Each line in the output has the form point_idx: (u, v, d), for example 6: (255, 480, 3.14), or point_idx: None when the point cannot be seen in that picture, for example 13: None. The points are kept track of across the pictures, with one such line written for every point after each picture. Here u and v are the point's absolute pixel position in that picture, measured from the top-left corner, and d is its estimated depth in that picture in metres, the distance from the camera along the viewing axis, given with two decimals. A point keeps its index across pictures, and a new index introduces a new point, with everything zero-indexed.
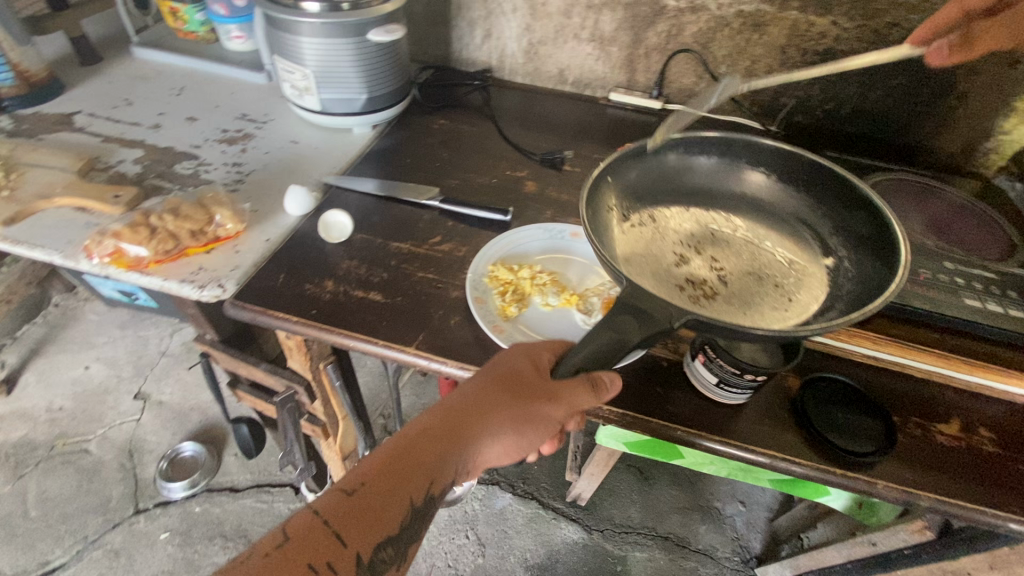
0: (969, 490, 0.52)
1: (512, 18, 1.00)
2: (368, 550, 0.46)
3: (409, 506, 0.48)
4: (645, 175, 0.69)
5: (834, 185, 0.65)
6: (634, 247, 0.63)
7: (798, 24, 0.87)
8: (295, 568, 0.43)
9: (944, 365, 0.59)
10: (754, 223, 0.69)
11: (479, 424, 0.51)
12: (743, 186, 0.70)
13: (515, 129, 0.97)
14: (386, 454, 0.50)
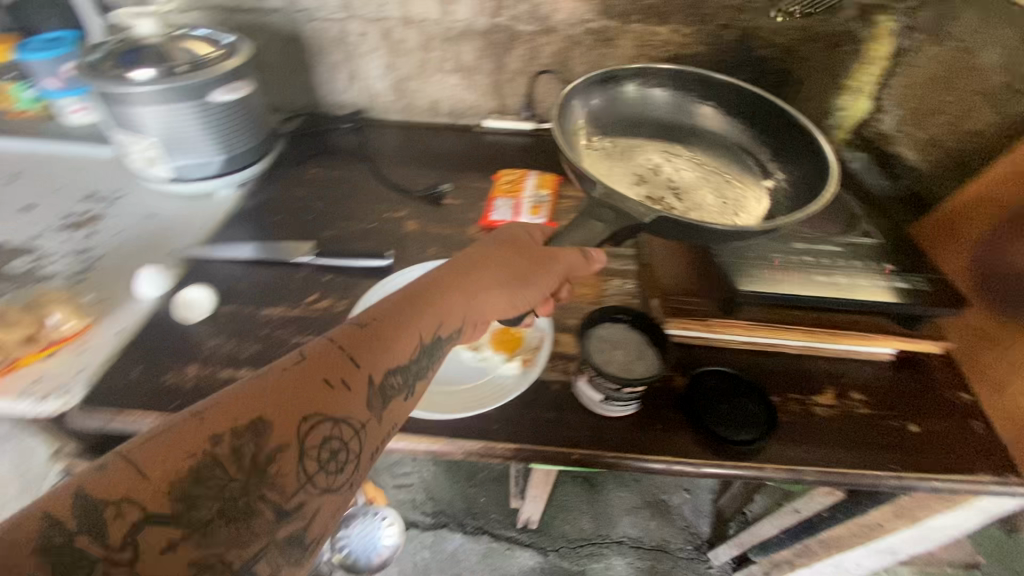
0: (849, 456, 0.55)
1: (373, 59, 0.99)
2: (380, 374, 0.45)
3: (421, 341, 0.49)
4: (610, 104, 0.85)
5: (764, 112, 0.82)
6: (601, 166, 0.80)
7: (643, 35, 0.93)
8: (309, 380, 0.41)
9: (811, 338, 0.62)
10: (702, 149, 0.85)
11: (483, 272, 0.55)
12: (694, 117, 0.86)
13: (393, 168, 0.95)
14: (401, 296, 0.50)
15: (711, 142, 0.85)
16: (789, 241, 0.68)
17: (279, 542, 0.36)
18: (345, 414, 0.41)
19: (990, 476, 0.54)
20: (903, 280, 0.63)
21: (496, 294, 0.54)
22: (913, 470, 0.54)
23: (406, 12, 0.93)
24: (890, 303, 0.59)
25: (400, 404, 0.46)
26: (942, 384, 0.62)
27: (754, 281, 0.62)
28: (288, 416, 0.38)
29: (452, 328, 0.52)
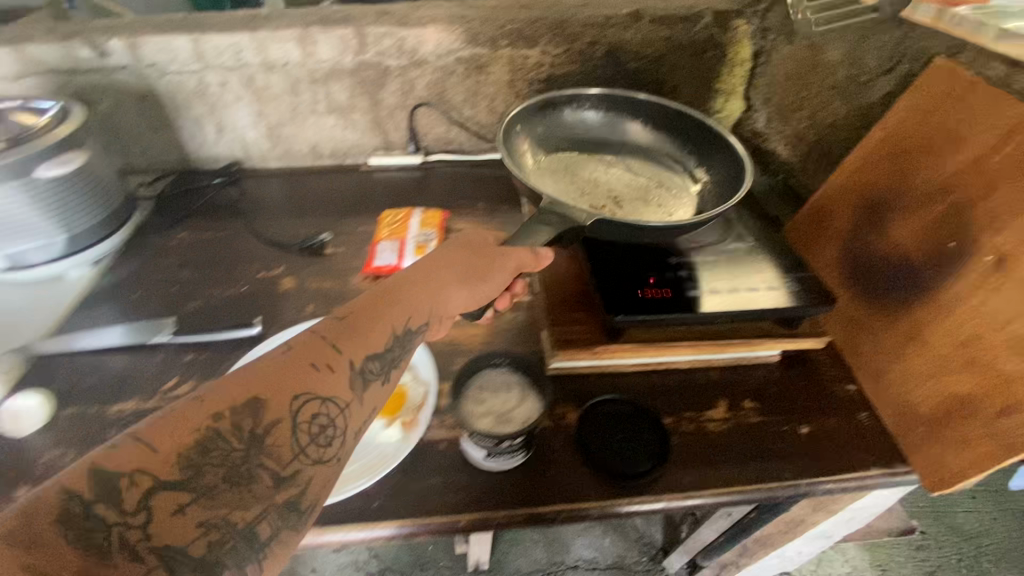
0: (744, 471, 0.54)
1: (239, 108, 0.94)
2: (359, 360, 0.48)
3: (391, 335, 0.51)
4: (546, 124, 0.83)
5: (695, 130, 0.81)
6: (543, 184, 0.77)
7: (515, 59, 0.92)
8: (298, 366, 0.44)
9: (698, 351, 0.62)
10: (639, 161, 0.83)
11: (443, 270, 0.57)
12: (626, 133, 0.85)
13: (272, 220, 0.90)
14: (374, 292, 0.53)
15: (647, 154, 0.84)
16: (666, 254, 0.66)
17: (277, 505, 0.39)
18: (330, 392, 0.44)
19: (879, 469, 0.54)
20: (774, 285, 0.62)
21: (458, 288, 0.56)
22: (807, 476, 0.54)
23: (265, 57, 0.88)
24: (767, 309, 0.60)
25: (378, 389, 0.48)
26: (828, 378, 0.63)
27: (628, 306, 0.58)
28: (281, 394, 0.42)
29: (421, 322, 0.53)
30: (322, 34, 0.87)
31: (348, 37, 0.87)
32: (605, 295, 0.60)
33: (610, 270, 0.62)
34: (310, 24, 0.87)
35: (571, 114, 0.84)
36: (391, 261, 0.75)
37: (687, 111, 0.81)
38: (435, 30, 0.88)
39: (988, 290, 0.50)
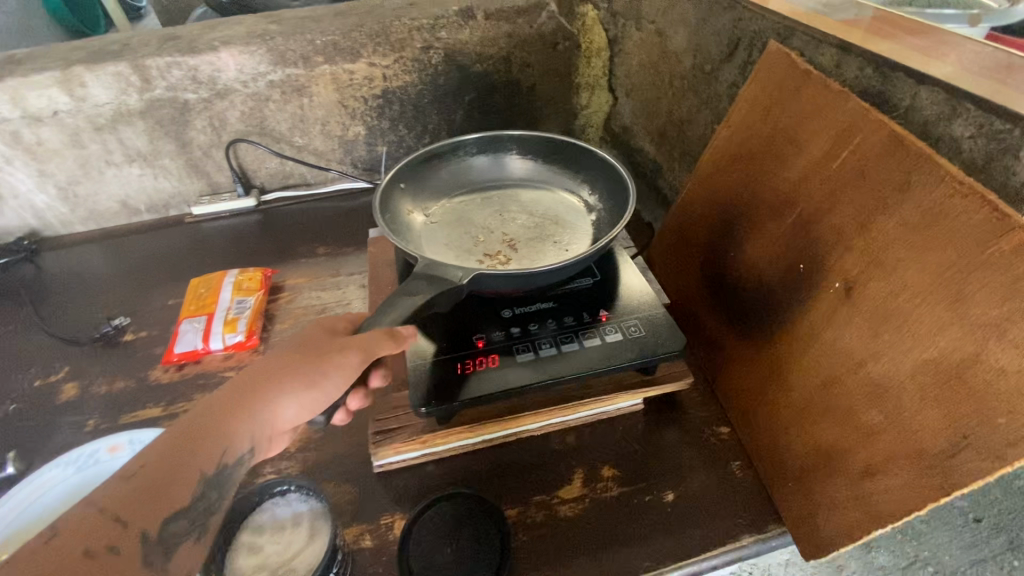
0: (601, 567, 0.45)
1: (13, 170, 0.77)
2: (158, 525, 0.34)
3: (200, 480, 0.37)
4: (430, 175, 0.66)
5: (585, 155, 0.67)
6: (431, 246, 0.61)
7: (338, 76, 0.80)
8: (62, 557, 0.30)
9: (545, 417, 0.53)
10: (538, 195, 0.68)
11: (275, 379, 0.41)
12: (518, 168, 0.70)
13: (67, 303, 0.74)
14: (183, 422, 0.39)
15: (552, 191, 0.68)
16: (500, 304, 0.55)
17: None
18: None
19: (750, 536, 0.47)
20: (617, 331, 0.53)
21: (295, 394, 0.41)
22: (671, 560, 0.46)
23: (24, 109, 0.72)
24: (614, 362, 0.50)
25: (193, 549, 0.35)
26: (698, 422, 0.55)
27: (441, 390, 0.48)
28: None
29: (242, 451, 0.39)
30: (91, 73, 0.71)
31: (125, 73, 0.73)
32: (415, 378, 0.49)
33: (427, 341, 0.52)
34: (72, 62, 0.71)
35: (458, 161, 0.69)
36: (192, 345, 0.63)
37: (582, 142, 0.66)
38: (232, 53, 0.74)
39: (837, 324, 0.43)
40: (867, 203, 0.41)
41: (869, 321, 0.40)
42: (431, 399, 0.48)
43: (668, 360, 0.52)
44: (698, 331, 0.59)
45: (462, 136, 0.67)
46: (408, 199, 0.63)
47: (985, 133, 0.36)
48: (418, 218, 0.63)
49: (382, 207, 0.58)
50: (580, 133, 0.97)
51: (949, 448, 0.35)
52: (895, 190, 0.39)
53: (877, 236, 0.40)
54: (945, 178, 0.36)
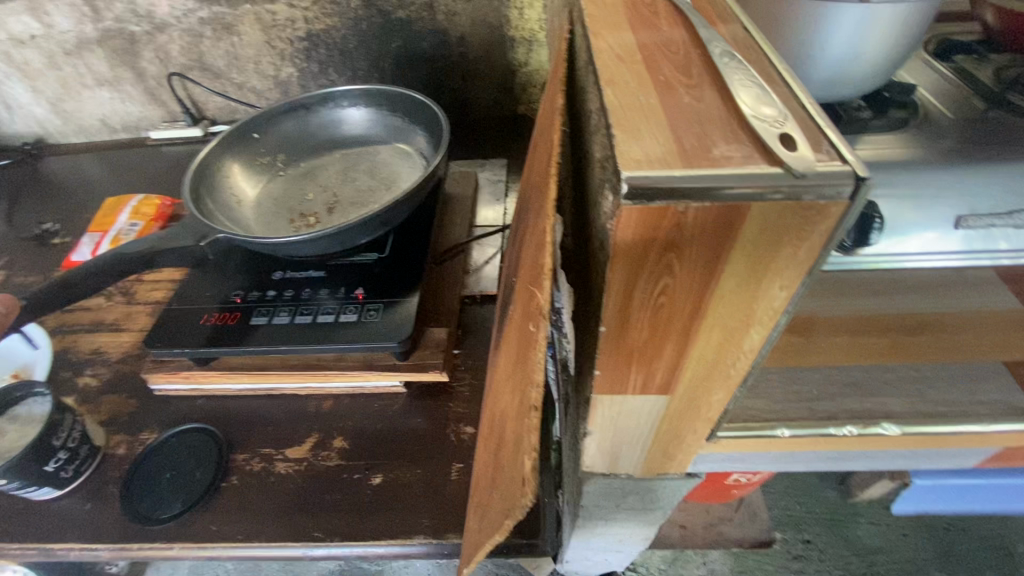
0: (276, 526, 0.48)
1: (13, 84, 0.91)
2: None
3: None
4: (296, 126, 0.68)
5: (435, 121, 0.63)
6: (262, 197, 0.63)
7: (262, 16, 0.81)
8: None
9: (297, 379, 0.55)
10: (393, 158, 0.67)
11: None
12: (386, 128, 0.68)
13: (36, 202, 0.89)
14: None
15: (406, 154, 0.66)
16: (279, 266, 0.58)
17: None
18: None
19: (423, 538, 0.47)
20: (356, 313, 0.53)
21: None
22: (337, 536, 0.47)
23: (9, 32, 0.84)
24: (333, 344, 0.51)
25: None
26: (449, 416, 0.54)
27: (179, 336, 0.53)
28: None
29: None
30: (51, 3, 0.81)
31: (77, 3, 0.81)
32: (166, 320, 0.55)
33: (206, 287, 0.57)
34: None
35: (329, 115, 0.69)
36: (83, 255, 0.73)
37: (433, 104, 0.63)
38: None
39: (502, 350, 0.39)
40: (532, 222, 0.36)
41: (506, 353, 0.36)
42: (164, 341, 0.53)
43: (397, 350, 0.52)
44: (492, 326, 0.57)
45: (329, 89, 0.67)
46: (246, 165, 0.64)
47: (602, 155, 0.29)
48: (257, 182, 0.64)
49: (199, 172, 0.59)
50: (521, 93, 0.90)
51: (484, 508, 0.31)
52: (537, 214, 0.33)
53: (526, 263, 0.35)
54: (546, 213, 0.30)
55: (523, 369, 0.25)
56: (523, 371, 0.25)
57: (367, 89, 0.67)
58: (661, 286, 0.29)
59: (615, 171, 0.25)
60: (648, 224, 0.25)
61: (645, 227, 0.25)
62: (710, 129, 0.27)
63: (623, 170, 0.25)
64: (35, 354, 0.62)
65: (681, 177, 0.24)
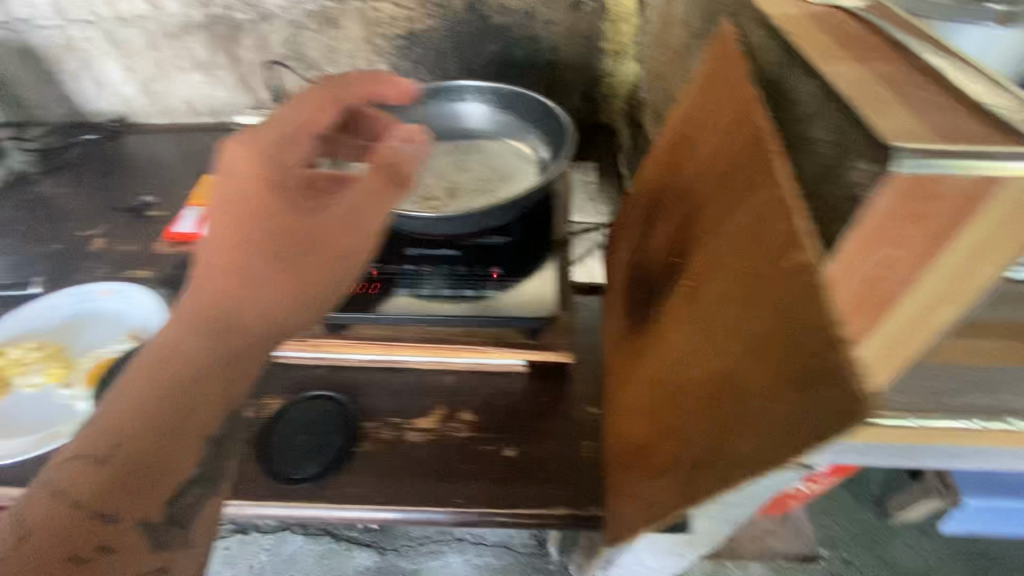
0: (415, 490, 0.50)
1: (109, 63, 0.94)
2: (306, 279, 0.42)
3: (309, 270, 0.42)
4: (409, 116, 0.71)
5: (553, 119, 0.66)
6: None
7: (366, 12, 0.85)
8: (275, 246, 0.41)
9: (425, 353, 0.57)
10: (503, 151, 0.69)
11: (326, 240, 0.42)
12: (495, 123, 0.71)
13: (126, 177, 0.91)
14: (288, 232, 0.42)
15: (517, 150, 0.69)
16: (407, 243, 0.60)
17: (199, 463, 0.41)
18: (290, 282, 0.41)
19: (564, 508, 0.48)
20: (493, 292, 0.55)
21: (333, 258, 0.42)
22: (478, 503, 0.49)
23: (118, 12, 0.87)
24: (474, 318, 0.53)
25: (287, 306, 0.42)
26: (573, 397, 0.56)
27: None
28: (199, 392, 0.40)
29: (327, 245, 0.42)
30: None
31: None
32: None
33: None
34: None
35: (440, 108, 0.71)
36: (187, 228, 0.75)
37: (551, 103, 0.66)
38: None
39: (678, 322, 0.41)
40: (723, 201, 0.38)
41: (696, 322, 0.38)
42: None
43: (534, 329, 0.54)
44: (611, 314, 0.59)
45: (446, 82, 0.70)
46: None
47: (836, 136, 0.32)
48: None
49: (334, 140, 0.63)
50: (603, 103, 0.94)
51: (700, 460, 0.33)
52: (743, 189, 0.36)
53: (723, 238, 0.37)
54: (771, 186, 0.33)
55: (788, 317, 0.28)
56: (789, 318, 0.28)
57: (481, 86, 0.70)
58: (885, 259, 0.31)
59: (875, 145, 0.28)
60: (905, 194, 0.28)
61: (900, 197, 0.28)
62: (949, 115, 0.29)
63: (892, 142, 0.27)
64: (151, 319, 0.65)
65: (947, 151, 0.26)
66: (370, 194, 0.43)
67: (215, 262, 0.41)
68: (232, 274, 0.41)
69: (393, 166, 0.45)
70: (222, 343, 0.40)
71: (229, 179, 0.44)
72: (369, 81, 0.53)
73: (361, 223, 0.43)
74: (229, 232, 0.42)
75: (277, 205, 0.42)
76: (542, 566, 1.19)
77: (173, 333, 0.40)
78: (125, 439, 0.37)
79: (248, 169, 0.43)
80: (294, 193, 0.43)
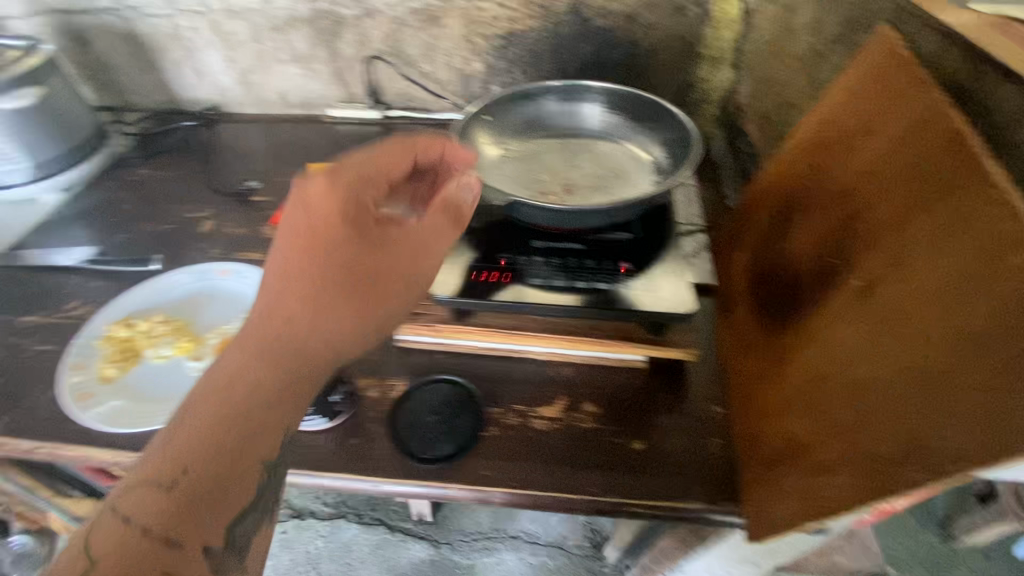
0: (547, 477, 0.51)
1: (210, 52, 0.97)
2: (372, 305, 0.47)
3: (374, 298, 0.47)
4: (521, 113, 0.71)
5: (669, 121, 0.67)
6: (496, 172, 0.66)
7: (470, 12, 0.86)
8: (344, 277, 0.46)
9: (549, 345, 0.58)
10: (614, 151, 0.70)
11: (388, 275, 0.47)
12: (604, 123, 0.72)
13: (225, 164, 0.94)
14: (355, 264, 0.46)
15: (629, 150, 0.70)
16: (532, 236, 0.60)
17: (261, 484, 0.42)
18: (358, 310, 0.46)
19: (700, 503, 0.49)
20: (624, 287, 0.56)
21: (394, 290, 0.48)
22: (612, 493, 0.49)
23: (227, 3, 0.90)
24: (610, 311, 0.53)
25: (350, 331, 0.46)
26: (695, 394, 0.56)
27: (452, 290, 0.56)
28: (273, 411, 0.42)
29: (391, 278, 0.48)
30: None
31: None
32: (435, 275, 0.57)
33: (464, 249, 0.60)
34: None
35: (551, 106, 0.72)
36: None
37: (669, 104, 0.67)
38: None
39: (848, 320, 0.42)
40: (911, 203, 0.39)
41: (876, 319, 0.39)
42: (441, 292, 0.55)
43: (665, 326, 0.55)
44: (732, 314, 0.60)
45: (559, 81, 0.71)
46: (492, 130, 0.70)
47: None
48: (498, 148, 0.69)
49: (459, 127, 0.65)
50: (693, 109, 0.94)
51: (900, 454, 0.34)
52: (943, 191, 0.37)
53: (910, 238, 0.38)
54: (985, 187, 0.34)
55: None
56: None
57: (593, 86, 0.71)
58: None
59: None
60: None
61: None
62: None
63: None
64: None
65: None
66: (433, 234, 0.49)
67: (286, 291, 0.45)
68: (309, 296, 0.44)
69: (455, 210, 0.51)
70: (296, 359, 0.44)
71: (299, 215, 0.47)
72: (437, 139, 0.54)
73: (423, 259, 0.49)
74: (295, 262, 0.45)
75: (341, 243, 0.46)
76: (597, 568, 1.19)
77: (242, 357, 0.42)
78: (194, 464, 0.38)
79: (325, 206, 0.46)
80: (361, 239, 0.47)
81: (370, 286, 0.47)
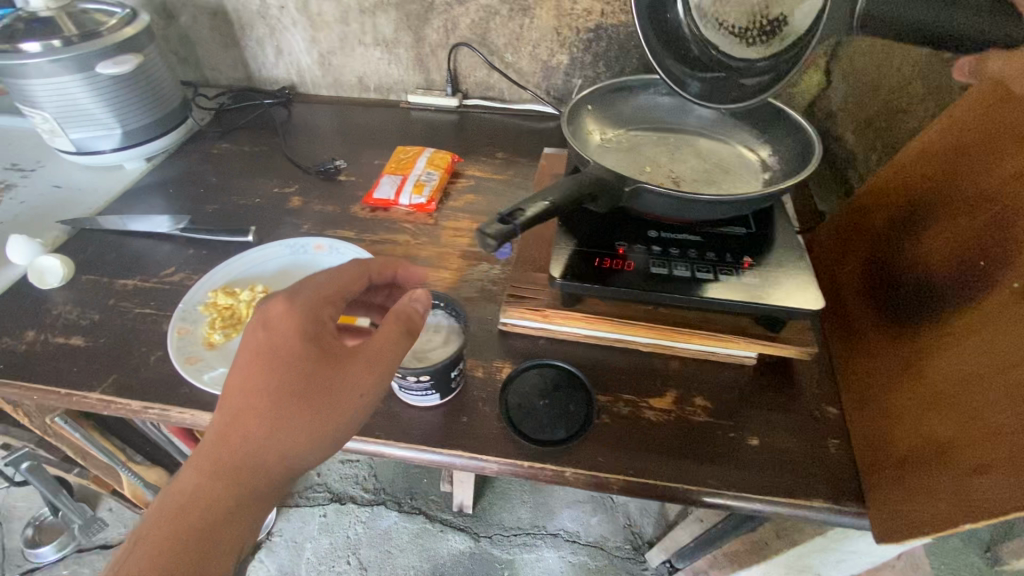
0: (665, 468, 0.50)
1: (295, 32, 0.98)
2: (320, 425, 0.45)
3: (329, 413, 0.45)
4: (621, 104, 0.71)
5: (775, 121, 0.67)
6: (602, 159, 0.66)
7: (562, 4, 0.87)
8: (290, 398, 0.44)
9: (661, 336, 0.57)
10: (714, 148, 0.70)
11: (336, 392, 0.45)
12: (704, 119, 0.72)
13: (303, 142, 0.94)
14: (299, 384, 0.45)
15: (730, 148, 0.69)
16: (645, 226, 0.60)
17: None
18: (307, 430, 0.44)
19: (825, 503, 0.48)
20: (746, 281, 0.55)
21: (348, 402, 0.45)
22: (733, 488, 0.49)
23: None
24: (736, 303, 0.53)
25: (299, 452, 0.45)
26: (807, 395, 0.56)
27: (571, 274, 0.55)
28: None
29: (345, 392, 0.45)
30: None
31: None
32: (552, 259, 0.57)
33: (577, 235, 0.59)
34: None
35: (650, 100, 0.72)
36: (387, 195, 0.78)
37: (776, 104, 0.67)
38: None
39: (1003, 323, 0.41)
40: None
41: None
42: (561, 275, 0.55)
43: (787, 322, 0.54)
44: (846, 319, 0.59)
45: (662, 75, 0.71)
46: (594, 119, 0.70)
47: None
48: (600, 137, 0.69)
49: (569, 112, 0.65)
50: None
51: None
52: None
53: None
54: None
55: None
56: None
57: None
58: None
59: None
60: None
61: None
62: None
63: None
64: None
65: None
66: (385, 349, 0.47)
67: (237, 413, 0.44)
68: (260, 415, 0.44)
69: (408, 320, 0.49)
70: (242, 484, 0.44)
71: (260, 335, 0.46)
72: (390, 262, 0.57)
73: (376, 375, 0.46)
74: (243, 382, 0.45)
75: (289, 358, 0.45)
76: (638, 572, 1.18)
77: (193, 481, 0.44)
78: None
79: (281, 328, 0.46)
80: (314, 357, 0.46)
81: (319, 406, 0.45)
